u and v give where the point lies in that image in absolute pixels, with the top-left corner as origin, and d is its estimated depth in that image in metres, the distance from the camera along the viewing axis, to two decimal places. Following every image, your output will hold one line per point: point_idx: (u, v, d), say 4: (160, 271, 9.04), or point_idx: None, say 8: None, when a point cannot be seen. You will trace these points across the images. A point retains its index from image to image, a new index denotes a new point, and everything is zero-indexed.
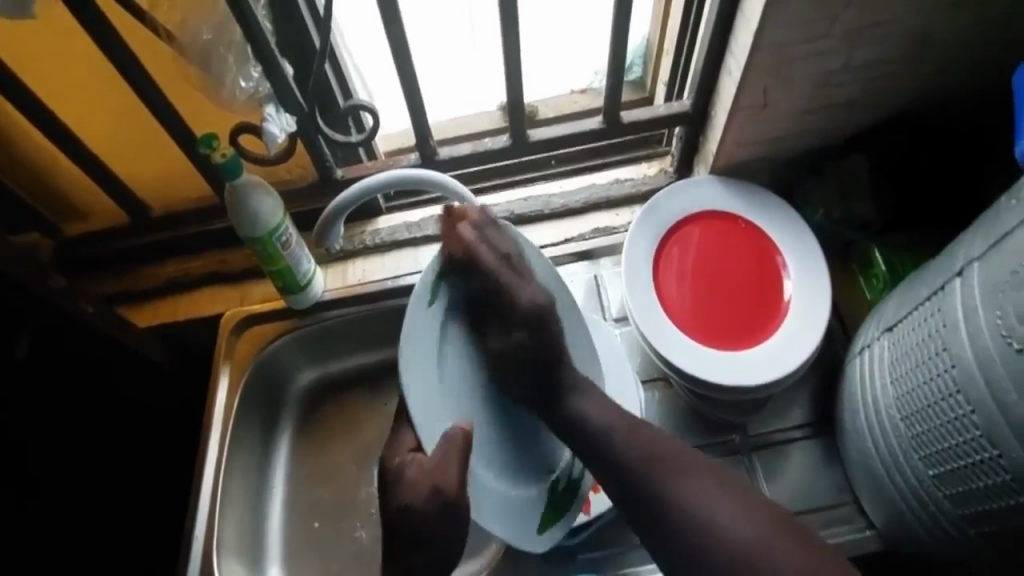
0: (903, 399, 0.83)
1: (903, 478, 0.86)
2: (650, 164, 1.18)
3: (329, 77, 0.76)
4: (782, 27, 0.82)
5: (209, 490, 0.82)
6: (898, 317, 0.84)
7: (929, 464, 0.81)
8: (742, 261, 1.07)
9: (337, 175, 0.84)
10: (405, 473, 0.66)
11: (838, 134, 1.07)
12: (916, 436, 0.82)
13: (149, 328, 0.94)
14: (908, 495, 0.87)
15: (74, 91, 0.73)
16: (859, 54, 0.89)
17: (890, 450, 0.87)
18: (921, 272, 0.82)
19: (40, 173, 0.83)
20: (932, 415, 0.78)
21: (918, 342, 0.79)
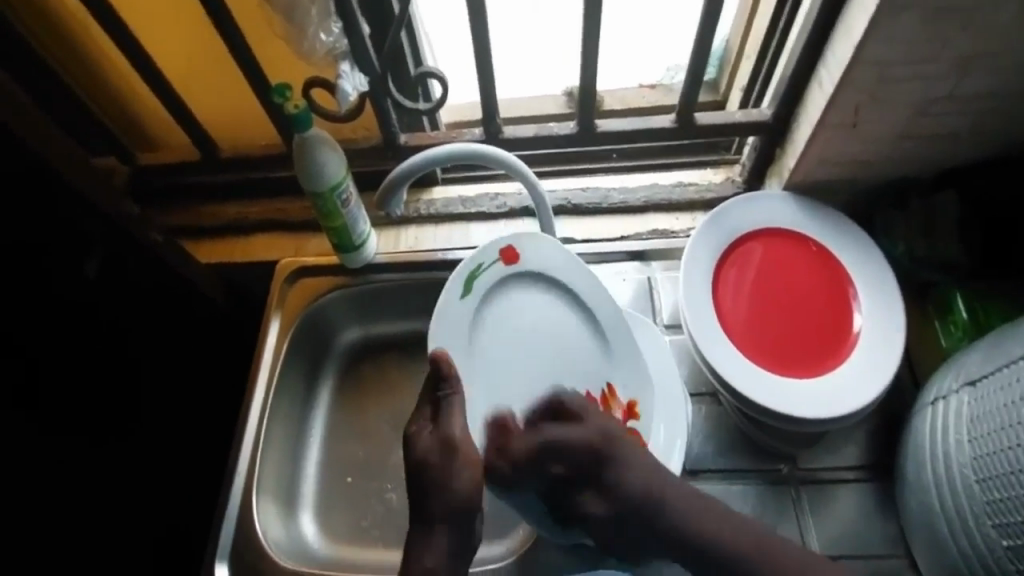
0: (980, 461, 0.77)
1: (970, 545, 0.79)
2: (717, 171, 1.15)
3: (404, 45, 0.78)
4: (885, 43, 0.77)
5: (253, 432, 0.85)
6: (985, 369, 0.79)
7: (1004, 535, 0.75)
8: (828, 299, 1.02)
9: (400, 141, 0.85)
10: (419, 437, 0.67)
11: (928, 163, 1.01)
12: (992, 502, 0.76)
13: (209, 266, 0.99)
14: (973, 564, 0.80)
15: (161, 27, 0.78)
16: (967, 82, 0.83)
17: (958, 512, 0.80)
18: (1015, 326, 0.77)
19: (124, 100, 0.89)
20: (1017, 482, 0.72)
21: (1007, 401, 0.74)
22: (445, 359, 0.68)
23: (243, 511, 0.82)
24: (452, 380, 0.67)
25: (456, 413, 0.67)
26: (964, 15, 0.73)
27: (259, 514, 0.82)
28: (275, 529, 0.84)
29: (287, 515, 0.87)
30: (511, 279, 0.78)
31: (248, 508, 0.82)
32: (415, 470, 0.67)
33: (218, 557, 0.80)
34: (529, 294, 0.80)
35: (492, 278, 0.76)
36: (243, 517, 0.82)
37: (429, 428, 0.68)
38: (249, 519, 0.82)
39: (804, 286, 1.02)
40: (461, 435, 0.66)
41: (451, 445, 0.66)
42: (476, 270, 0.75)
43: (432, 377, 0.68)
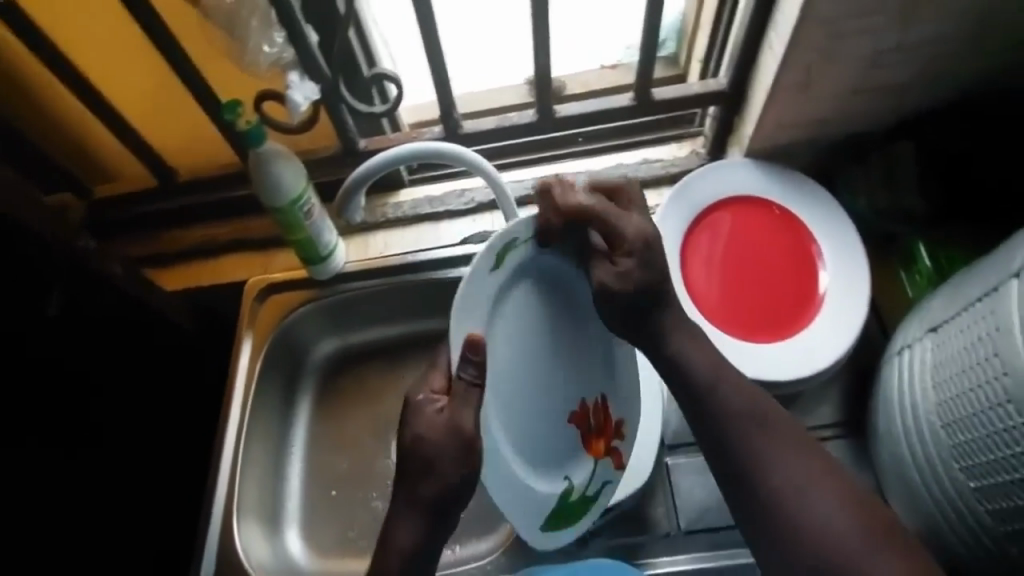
0: (945, 405, 0.80)
1: (941, 488, 0.83)
2: (680, 146, 1.15)
3: (354, 47, 0.76)
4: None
5: (231, 455, 0.84)
6: (944, 317, 0.82)
7: (971, 476, 0.78)
8: (796, 267, 1.03)
9: (360, 147, 0.84)
10: (426, 410, 0.64)
11: (882, 121, 1.02)
12: (958, 444, 0.79)
13: (177, 291, 0.98)
14: (945, 507, 0.83)
15: (99, 51, 0.74)
16: (913, 32, 0.85)
17: (928, 458, 0.84)
18: (970, 272, 0.80)
19: (66, 133, 0.85)
20: (978, 425, 0.75)
21: (964, 346, 0.77)
22: (480, 344, 0.62)
23: (224, 534, 0.81)
24: (479, 372, 0.62)
25: (469, 403, 0.63)
26: None
27: (242, 536, 0.82)
28: (259, 547, 0.84)
29: (272, 532, 0.87)
30: (537, 260, 0.70)
31: (229, 532, 0.81)
32: (411, 443, 0.64)
33: None
34: (554, 282, 0.72)
35: (523, 256, 0.68)
36: (225, 542, 0.81)
37: (440, 406, 0.64)
38: (231, 543, 0.81)
39: (772, 256, 1.04)
40: (474, 432, 0.62)
41: (461, 437, 0.63)
42: (513, 243, 0.67)
43: (459, 361, 0.62)
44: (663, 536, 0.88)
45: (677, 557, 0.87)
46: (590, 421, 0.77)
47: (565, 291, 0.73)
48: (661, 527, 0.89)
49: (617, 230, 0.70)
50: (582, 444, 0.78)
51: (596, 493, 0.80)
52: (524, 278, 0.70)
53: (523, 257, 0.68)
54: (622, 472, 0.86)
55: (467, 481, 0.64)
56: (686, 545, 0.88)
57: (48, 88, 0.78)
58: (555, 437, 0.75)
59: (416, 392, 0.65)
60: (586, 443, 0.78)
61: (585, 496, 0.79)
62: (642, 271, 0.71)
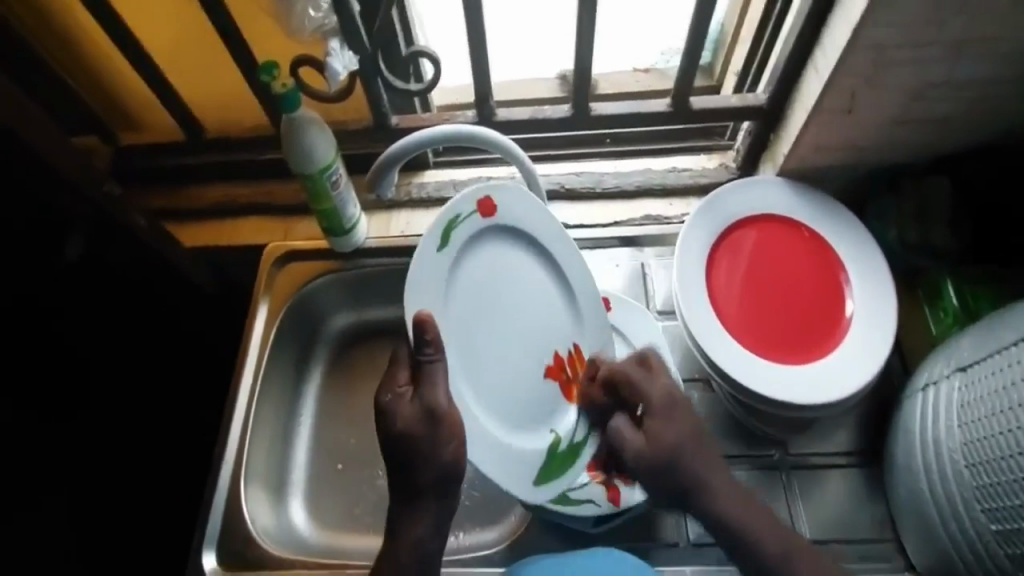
0: (971, 446, 0.77)
1: (959, 530, 0.80)
2: (711, 157, 1.14)
3: (394, 24, 0.75)
4: (884, 27, 0.76)
5: (241, 420, 0.83)
6: (976, 356, 0.79)
7: (992, 518, 0.75)
8: (822, 285, 1.01)
9: (392, 124, 0.84)
10: (398, 405, 0.64)
11: (922, 150, 1.00)
12: (982, 487, 0.76)
13: (193, 249, 0.97)
14: (963, 548, 0.80)
15: (144, 5, 0.74)
16: (964, 66, 0.82)
17: (949, 498, 0.81)
18: (1006, 311, 0.77)
19: (102, 80, 0.86)
20: (1006, 468, 0.72)
21: (997, 387, 0.74)
22: (430, 321, 0.62)
23: (231, 499, 0.80)
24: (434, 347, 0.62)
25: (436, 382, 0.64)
26: None
27: (248, 501, 0.81)
28: (262, 514, 0.83)
29: (277, 501, 0.86)
30: (482, 232, 0.73)
31: (235, 496, 0.80)
32: (395, 439, 0.64)
33: (205, 548, 0.79)
34: (503, 250, 0.75)
35: (468, 231, 0.71)
36: (231, 506, 0.80)
37: (409, 396, 0.64)
38: (237, 507, 0.80)
39: (798, 272, 1.02)
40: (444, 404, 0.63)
41: (435, 416, 0.63)
42: (454, 221, 0.69)
43: (412, 343, 0.62)
44: (670, 545, 0.86)
45: (684, 568, 0.84)
46: (565, 371, 0.78)
47: (513, 258, 0.75)
48: (669, 535, 0.86)
49: (635, 386, 0.74)
50: (560, 395, 0.78)
51: (583, 439, 0.79)
52: (469, 249, 0.72)
53: (469, 231, 0.71)
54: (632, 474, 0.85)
55: (456, 466, 0.65)
56: (692, 557, 0.85)
57: (91, 36, 0.79)
58: (526, 401, 0.75)
59: (384, 391, 0.65)
60: (564, 390, 0.78)
61: (574, 445, 0.78)
62: (647, 447, 0.71)
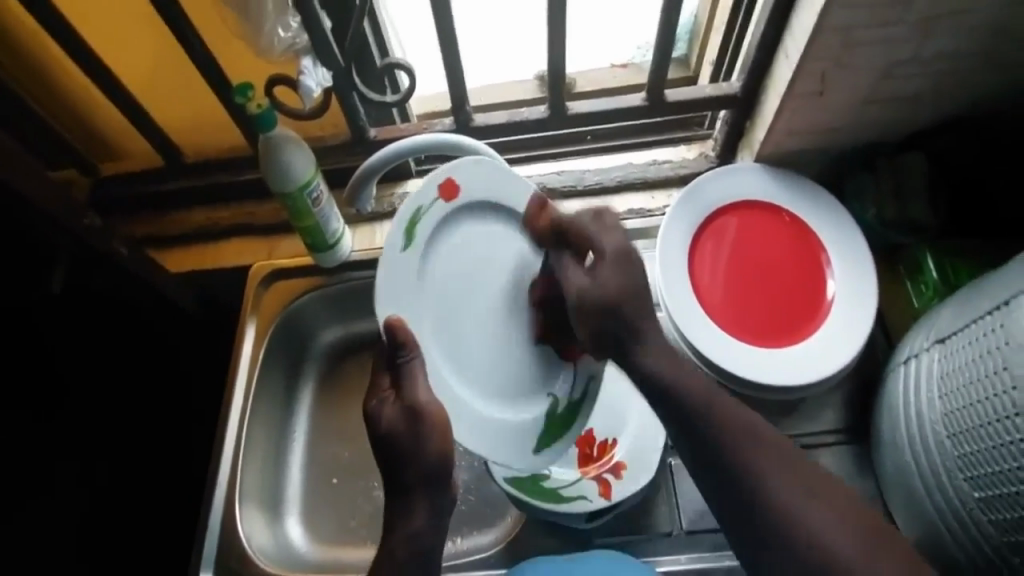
0: (951, 416, 0.80)
1: (944, 499, 0.82)
2: (689, 148, 1.15)
3: (367, 36, 0.75)
4: (848, 9, 0.77)
5: (232, 443, 0.84)
6: (951, 329, 0.81)
7: (975, 486, 0.78)
8: (803, 272, 1.03)
9: (370, 136, 0.84)
10: (383, 408, 0.67)
11: (895, 131, 1.01)
12: (963, 456, 0.78)
13: (179, 275, 0.97)
14: (949, 517, 0.82)
15: (113, 32, 0.74)
16: (930, 44, 0.84)
17: (933, 468, 0.83)
18: (978, 284, 0.80)
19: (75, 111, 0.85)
20: (985, 436, 0.75)
21: (972, 357, 0.76)
22: (400, 324, 0.65)
23: (227, 517, 0.81)
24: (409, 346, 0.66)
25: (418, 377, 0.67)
26: None
27: (244, 521, 0.82)
28: (259, 532, 0.84)
29: (273, 519, 0.87)
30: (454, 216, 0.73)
31: (231, 514, 0.81)
32: (382, 439, 0.66)
33: (202, 568, 0.80)
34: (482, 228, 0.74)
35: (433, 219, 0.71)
36: (227, 525, 0.81)
37: (392, 398, 0.67)
38: (233, 526, 0.81)
39: (779, 259, 1.03)
40: (425, 401, 0.66)
41: (417, 413, 0.66)
42: (417, 215, 0.70)
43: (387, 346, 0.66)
44: (663, 536, 0.87)
45: (679, 557, 0.86)
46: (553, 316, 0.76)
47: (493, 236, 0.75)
48: (663, 526, 0.87)
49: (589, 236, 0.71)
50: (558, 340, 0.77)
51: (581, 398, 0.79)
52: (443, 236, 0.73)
53: (435, 221, 0.71)
54: (625, 467, 0.88)
55: (444, 461, 0.66)
56: (686, 546, 0.86)
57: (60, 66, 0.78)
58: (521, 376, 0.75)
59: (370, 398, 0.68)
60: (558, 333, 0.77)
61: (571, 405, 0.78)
62: (616, 283, 0.70)
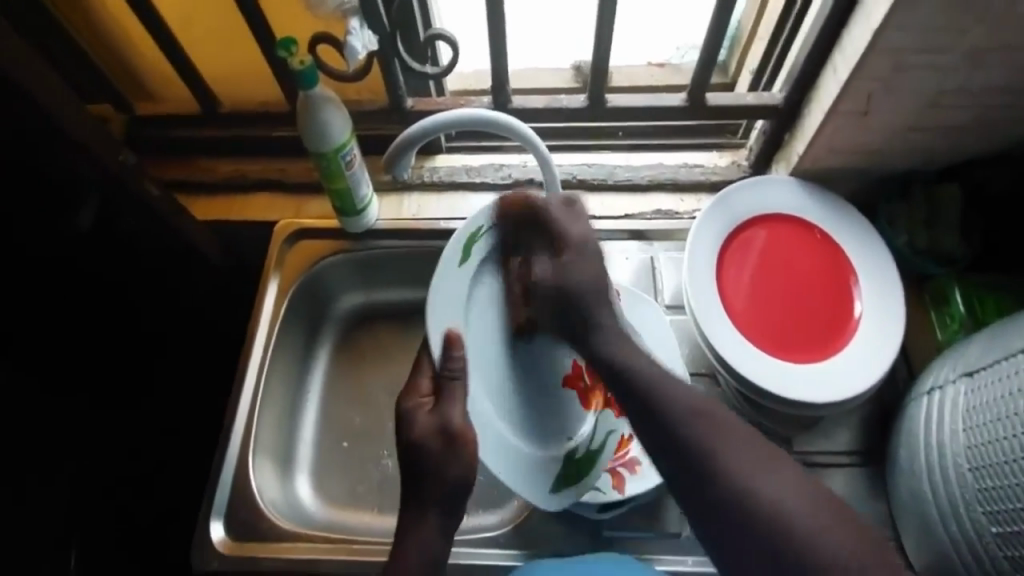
0: (974, 450, 0.77)
1: (960, 532, 0.79)
2: (722, 155, 1.13)
3: (415, 3, 0.75)
4: (903, 31, 0.75)
5: (250, 394, 0.84)
6: (982, 362, 0.78)
7: (993, 522, 0.75)
8: (829, 286, 1.01)
9: (407, 106, 0.83)
10: (416, 417, 0.68)
11: (937, 157, 0.99)
12: (984, 491, 0.76)
13: (206, 222, 0.98)
14: (961, 549, 0.80)
15: None
16: (982, 75, 0.82)
17: (951, 501, 0.80)
18: (1016, 318, 0.77)
19: (119, 49, 0.86)
20: (1008, 472, 0.72)
21: (1005, 393, 0.74)
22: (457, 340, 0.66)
23: (240, 472, 0.81)
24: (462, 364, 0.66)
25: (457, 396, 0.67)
26: (987, 4, 0.71)
27: (258, 477, 0.82)
28: (271, 491, 0.83)
29: (284, 475, 0.87)
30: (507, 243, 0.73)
31: (244, 468, 0.81)
32: (410, 448, 0.67)
33: (213, 517, 0.79)
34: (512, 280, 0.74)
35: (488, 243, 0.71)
36: (240, 478, 0.81)
37: (429, 407, 0.68)
38: (245, 479, 0.81)
39: (805, 273, 1.02)
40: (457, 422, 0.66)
41: (450, 433, 0.66)
42: (476, 234, 0.70)
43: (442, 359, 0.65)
44: (672, 536, 0.85)
45: (685, 559, 0.84)
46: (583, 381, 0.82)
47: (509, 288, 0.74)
48: (671, 527, 0.86)
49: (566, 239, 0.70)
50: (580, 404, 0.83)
51: (601, 446, 0.83)
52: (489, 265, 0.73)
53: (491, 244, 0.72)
54: (642, 464, 0.85)
55: (465, 483, 0.67)
56: (693, 548, 0.84)
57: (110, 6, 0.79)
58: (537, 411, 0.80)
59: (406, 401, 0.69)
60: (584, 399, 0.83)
61: (591, 452, 0.83)
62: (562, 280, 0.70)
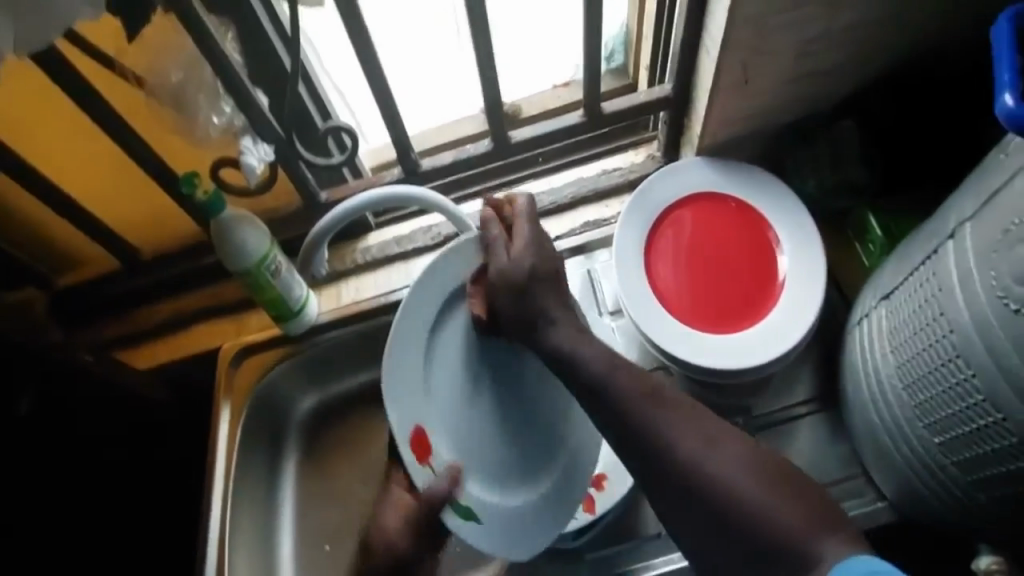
0: (903, 367, 0.83)
1: (910, 446, 0.87)
2: (638, 151, 1.17)
3: (304, 100, 0.76)
4: (755, 1, 0.79)
5: (221, 528, 0.81)
6: (894, 285, 0.85)
7: (934, 432, 0.82)
8: (756, 257, 1.06)
9: (321, 200, 0.84)
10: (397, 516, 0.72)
11: (822, 103, 1.05)
12: (919, 404, 0.82)
13: (152, 368, 0.97)
14: (916, 464, 0.87)
15: (54, 148, 0.74)
16: (838, 19, 0.86)
17: (896, 421, 0.87)
18: (915, 236, 0.82)
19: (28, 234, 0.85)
20: (934, 381, 0.78)
21: (914, 309, 0.80)
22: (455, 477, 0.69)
23: None
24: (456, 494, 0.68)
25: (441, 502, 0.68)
26: None
27: None
28: None
29: None
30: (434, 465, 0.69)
31: None
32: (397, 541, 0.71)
33: None
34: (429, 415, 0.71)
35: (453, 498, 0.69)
36: None
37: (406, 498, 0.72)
38: None
39: (733, 256, 1.06)
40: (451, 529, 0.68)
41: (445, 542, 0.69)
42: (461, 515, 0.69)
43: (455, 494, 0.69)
44: (654, 537, 0.90)
45: (671, 557, 0.88)
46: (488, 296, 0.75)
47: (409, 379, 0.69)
48: (651, 528, 0.91)
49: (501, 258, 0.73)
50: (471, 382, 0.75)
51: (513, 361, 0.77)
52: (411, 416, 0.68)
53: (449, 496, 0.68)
54: (606, 480, 0.89)
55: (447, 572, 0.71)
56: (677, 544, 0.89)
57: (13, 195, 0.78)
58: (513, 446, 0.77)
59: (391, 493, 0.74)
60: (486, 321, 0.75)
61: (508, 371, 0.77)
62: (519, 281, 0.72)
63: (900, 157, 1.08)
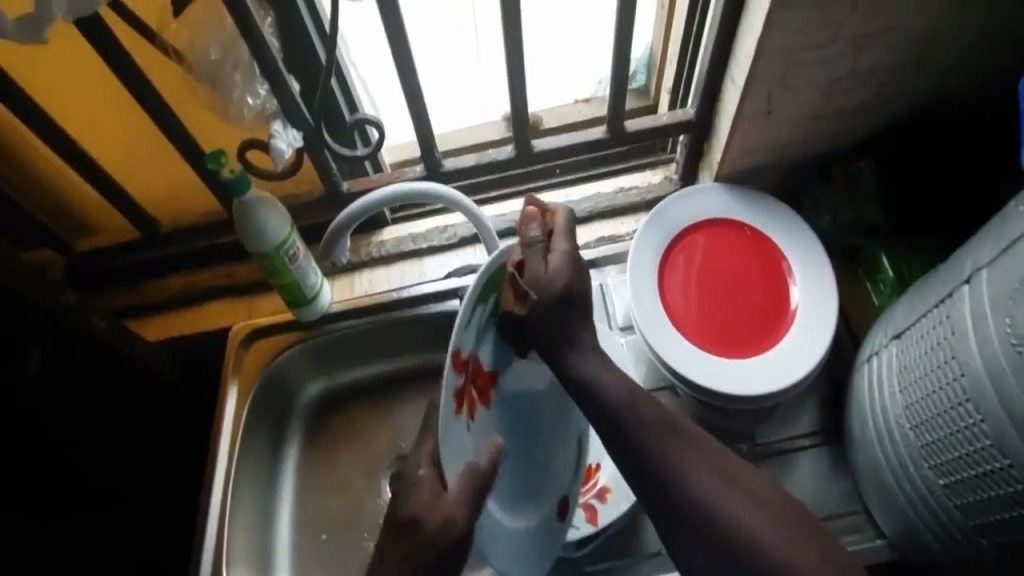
0: (912, 408, 0.83)
1: (913, 486, 0.86)
2: (655, 172, 1.18)
3: (335, 92, 0.78)
4: (786, 34, 0.80)
5: (220, 508, 0.82)
6: (906, 324, 0.84)
7: (939, 474, 0.81)
8: (768, 286, 1.05)
9: (343, 189, 0.85)
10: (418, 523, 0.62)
11: (843, 141, 1.06)
12: (926, 445, 0.81)
13: (161, 341, 0.98)
14: (918, 505, 0.86)
15: (87, 113, 0.77)
16: (865, 59, 0.87)
17: (900, 460, 0.86)
18: (929, 278, 0.82)
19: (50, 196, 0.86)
20: (943, 424, 0.77)
21: (926, 350, 0.79)
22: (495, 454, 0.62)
23: None
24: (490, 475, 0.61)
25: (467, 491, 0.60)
26: None
27: None
28: None
29: None
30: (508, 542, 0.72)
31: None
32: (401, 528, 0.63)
33: None
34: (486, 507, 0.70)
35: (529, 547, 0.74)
36: None
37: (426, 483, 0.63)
38: None
39: (747, 285, 1.06)
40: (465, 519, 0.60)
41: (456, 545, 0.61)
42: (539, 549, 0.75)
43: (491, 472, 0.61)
44: (652, 555, 0.89)
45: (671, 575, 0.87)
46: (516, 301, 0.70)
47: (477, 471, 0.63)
48: (650, 546, 0.90)
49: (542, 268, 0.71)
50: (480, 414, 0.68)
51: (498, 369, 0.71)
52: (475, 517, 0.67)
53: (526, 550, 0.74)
54: (610, 492, 0.90)
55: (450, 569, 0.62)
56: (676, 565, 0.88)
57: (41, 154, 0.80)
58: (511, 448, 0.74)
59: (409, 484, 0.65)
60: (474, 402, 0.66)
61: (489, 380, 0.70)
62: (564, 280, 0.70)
63: (915, 198, 1.09)
